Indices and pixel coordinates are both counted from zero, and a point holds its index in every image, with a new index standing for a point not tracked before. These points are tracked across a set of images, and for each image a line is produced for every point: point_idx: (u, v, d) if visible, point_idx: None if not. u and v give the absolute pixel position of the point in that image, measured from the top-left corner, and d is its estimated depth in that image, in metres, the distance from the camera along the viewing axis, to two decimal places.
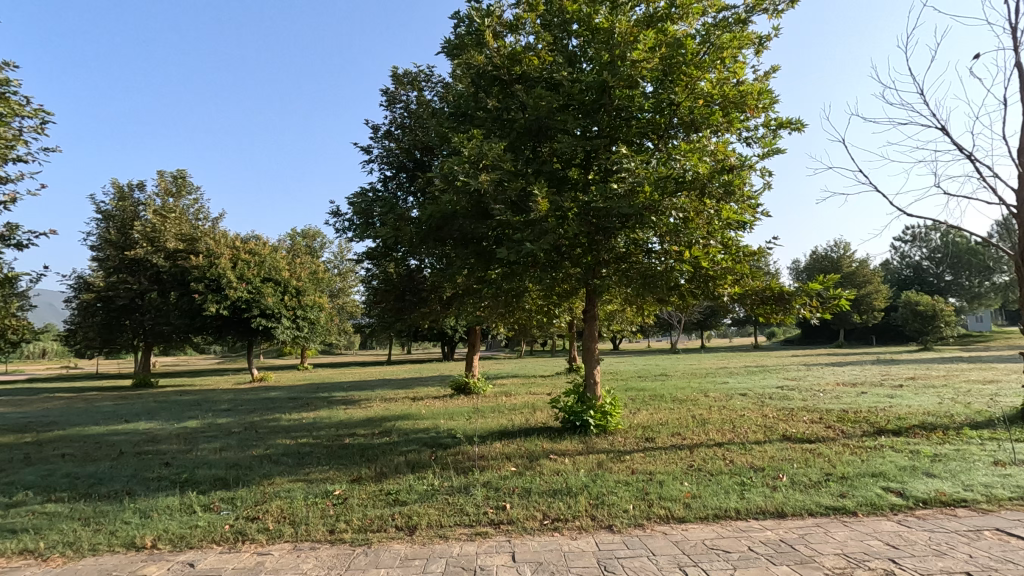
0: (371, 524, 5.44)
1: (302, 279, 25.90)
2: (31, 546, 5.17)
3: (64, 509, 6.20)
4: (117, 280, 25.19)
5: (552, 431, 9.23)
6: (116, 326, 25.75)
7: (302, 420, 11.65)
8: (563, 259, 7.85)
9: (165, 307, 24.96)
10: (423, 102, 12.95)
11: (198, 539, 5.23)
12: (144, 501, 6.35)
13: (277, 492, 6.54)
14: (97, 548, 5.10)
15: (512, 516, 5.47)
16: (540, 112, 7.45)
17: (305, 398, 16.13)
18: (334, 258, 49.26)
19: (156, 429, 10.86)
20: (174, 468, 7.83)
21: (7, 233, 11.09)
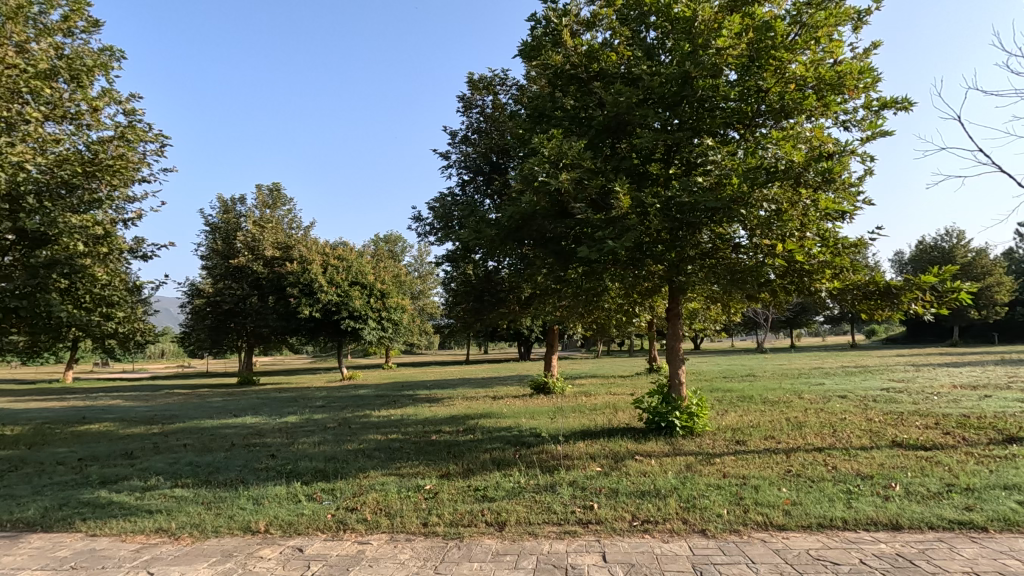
0: (462, 519, 5.60)
1: (386, 282, 27.06)
2: (165, 525, 5.77)
3: (189, 494, 6.86)
4: (224, 286, 27.53)
5: (636, 432, 9.06)
6: (223, 328, 28.05)
7: (390, 416, 12.17)
8: (645, 257, 7.69)
9: (264, 311, 26.93)
10: (499, 106, 13.17)
11: (305, 526, 5.61)
12: (256, 489, 6.90)
13: (372, 485, 6.88)
14: (219, 530, 5.60)
15: (600, 516, 5.43)
16: (619, 108, 7.31)
17: (391, 395, 16.88)
18: (414, 261, 51.09)
19: (262, 423, 11.79)
20: (280, 459, 8.44)
21: (135, 246, 12.45)
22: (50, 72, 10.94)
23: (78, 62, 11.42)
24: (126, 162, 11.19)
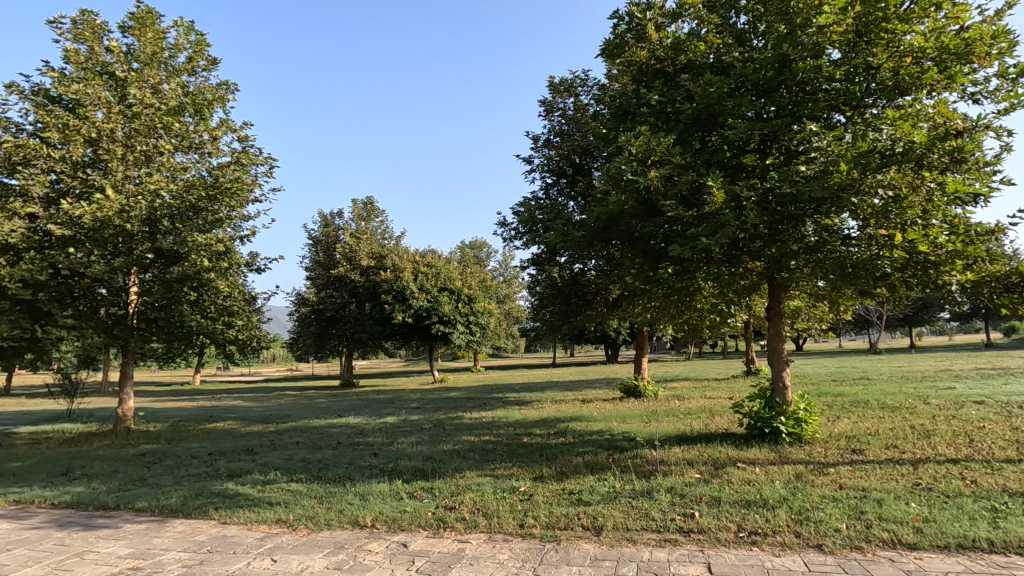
0: (558, 522, 5.59)
1: (473, 287, 27.73)
2: (284, 517, 6.26)
3: (303, 488, 7.40)
4: (326, 295, 29.54)
5: (737, 438, 8.61)
6: (326, 334, 30.06)
7: (482, 418, 12.43)
8: (742, 253, 7.30)
9: (362, 317, 28.56)
10: (581, 107, 13.11)
11: (408, 523, 5.86)
12: (362, 486, 7.31)
13: (469, 484, 7.06)
14: (331, 523, 5.99)
15: (703, 525, 5.21)
16: (709, 100, 6.95)
17: (482, 398, 17.26)
18: (499, 265, 51.91)
19: (363, 423, 12.49)
20: (382, 458, 8.89)
21: (251, 261, 13.68)
22: (178, 108, 12.37)
23: (201, 97, 12.78)
24: (242, 184, 12.33)
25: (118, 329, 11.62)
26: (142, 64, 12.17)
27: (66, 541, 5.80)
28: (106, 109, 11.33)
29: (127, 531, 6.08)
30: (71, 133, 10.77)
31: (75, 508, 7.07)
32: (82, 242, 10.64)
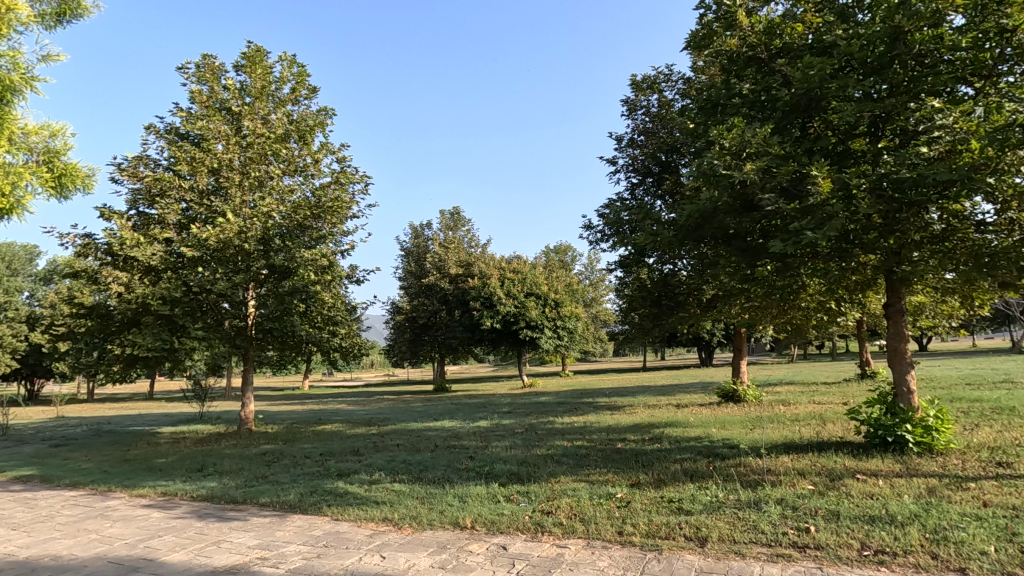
0: (659, 531, 5.43)
1: (559, 291, 27.74)
2: (389, 516, 6.58)
3: (406, 489, 7.74)
4: (418, 303, 30.81)
5: (854, 447, 7.90)
6: (419, 341, 31.33)
7: (574, 423, 12.37)
8: (853, 246, 6.72)
9: (452, 324, 29.52)
10: (666, 103, 12.75)
11: (506, 526, 5.95)
12: (460, 488, 7.53)
13: (564, 490, 7.05)
14: (433, 523, 6.22)
15: (820, 541, 4.83)
16: (811, 83, 6.45)
17: (573, 403, 17.19)
18: (585, 269, 51.46)
19: (458, 427, 12.85)
20: (478, 461, 9.10)
21: (351, 273, 14.57)
22: (284, 135, 13.52)
23: (303, 124, 13.89)
24: (341, 202, 13.25)
25: (240, 340, 12.81)
26: (254, 98, 13.45)
27: (204, 531, 6.46)
28: (225, 141, 12.60)
29: (254, 524, 6.68)
30: (197, 165, 12.09)
31: (211, 501, 7.87)
32: (209, 262, 11.86)
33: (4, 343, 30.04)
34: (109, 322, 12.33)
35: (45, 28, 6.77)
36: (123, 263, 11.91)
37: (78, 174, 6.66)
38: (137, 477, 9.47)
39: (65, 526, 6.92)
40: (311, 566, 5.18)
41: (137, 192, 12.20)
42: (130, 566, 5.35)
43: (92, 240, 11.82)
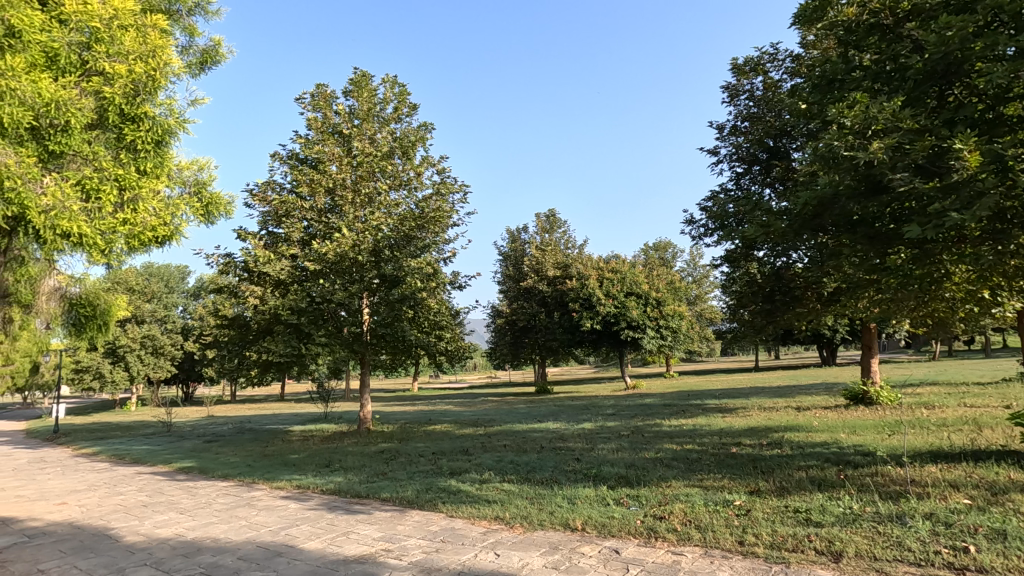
0: (785, 542, 5.07)
1: (661, 290, 26.90)
2: (501, 514, 6.74)
3: (516, 489, 7.89)
4: (518, 306, 31.31)
5: (1022, 457, 6.85)
6: (520, 343, 31.79)
7: (683, 426, 11.91)
8: (1011, 226, 5.85)
9: (552, 326, 29.68)
10: (772, 85, 11.94)
11: (618, 529, 5.86)
12: (569, 490, 7.53)
13: (677, 495, 6.80)
14: (544, 523, 6.29)
15: (982, 563, 4.25)
16: (950, 46, 5.72)
17: (680, 404, 16.57)
18: (687, 265, 49.29)
19: (563, 429, 12.87)
20: (585, 463, 9.06)
21: (453, 279, 15.14)
22: (389, 153, 14.39)
23: (406, 140, 14.72)
24: (442, 212, 13.86)
25: (357, 345, 13.70)
26: (361, 120, 14.48)
27: (335, 522, 7.02)
28: (338, 162, 13.67)
29: (377, 517, 7.16)
30: (316, 186, 13.25)
31: (339, 494, 8.55)
32: (328, 274, 12.88)
33: (166, 352, 34.68)
34: (248, 331, 13.81)
35: (192, 77, 7.79)
36: (257, 278, 13.30)
37: (221, 202, 7.56)
38: (275, 471, 10.50)
39: (220, 512, 7.85)
40: (431, 560, 5.44)
41: (267, 214, 13.58)
42: (275, 551, 5.95)
43: (231, 259, 13.32)
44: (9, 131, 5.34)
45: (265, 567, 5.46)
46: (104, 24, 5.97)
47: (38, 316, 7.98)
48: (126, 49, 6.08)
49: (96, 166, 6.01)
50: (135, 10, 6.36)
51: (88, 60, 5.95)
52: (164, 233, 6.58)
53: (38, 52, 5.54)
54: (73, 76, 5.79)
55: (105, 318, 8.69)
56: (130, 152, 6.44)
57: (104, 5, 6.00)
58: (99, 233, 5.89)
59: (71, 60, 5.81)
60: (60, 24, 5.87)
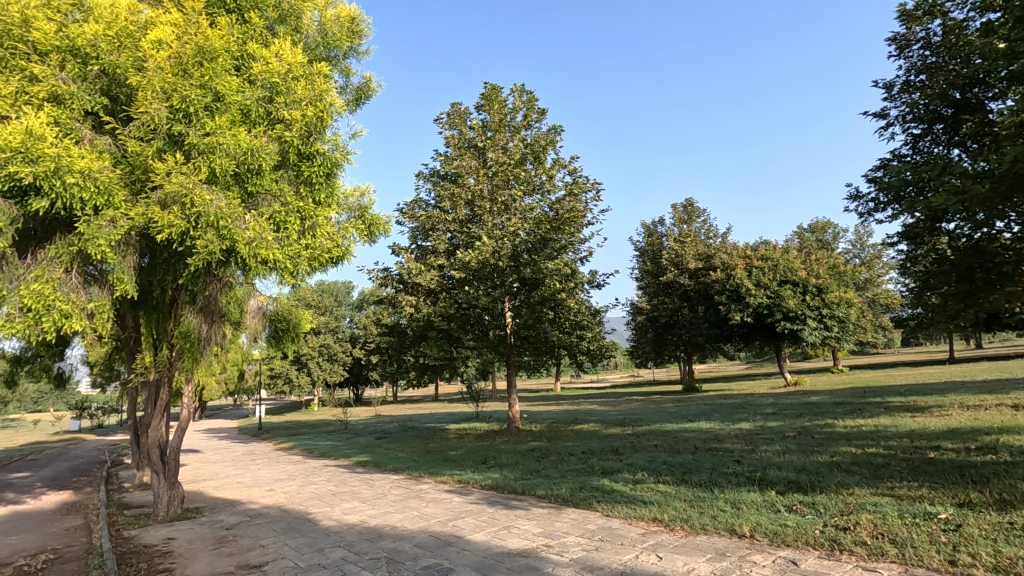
0: (1014, 567, 4.26)
1: (822, 276, 24.28)
2: (659, 516, 6.56)
3: (672, 490, 7.63)
4: (659, 302, 30.24)
5: None
6: (663, 340, 30.61)
7: (861, 427, 10.61)
8: None
9: (697, 320, 28.22)
10: (955, 26, 10.15)
11: (793, 538, 5.39)
12: (732, 493, 7.09)
13: (862, 504, 6.06)
14: (707, 527, 6.00)
15: None
16: None
17: (856, 403, 14.78)
18: (853, 246, 43.60)
19: (717, 429, 12.18)
20: (747, 466, 8.46)
21: (591, 278, 15.12)
22: (522, 159, 14.84)
23: (537, 145, 15.01)
24: (577, 212, 13.91)
25: (503, 347, 14.18)
26: (494, 131, 15.12)
27: (496, 516, 7.38)
28: (476, 174, 14.40)
29: (535, 513, 7.38)
30: (457, 200, 14.08)
31: (497, 490, 8.96)
32: (472, 281, 13.58)
33: (338, 359, 39.16)
34: (405, 338, 15.08)
35: (351, 113, 8.72)
36: (411, 289, 14.45)
37: (380, 222, 8.41)
38: (438, 466, 11.32)
39: (395, 502, 8.67)
40: (592, 558, 5.47)
41: (416, 229, 14.73)
42: (445, 540, 6.42)
43: (388, 273, 14.64)
44: (219, 179, 6.39)
45: (438, 555, 5.91)
46: (282, 77, 6.89)
47: (246, 332, 9.54)
48: (299, 97, 6.97)
49: (282, 201, 7.01)
50: (304, 61, 7.24)
51: (272, 110, 6.91)
52: (337, 254, 7.50)
53: (236, 110, 6.54)
54: (261, 127, 6.79)
55: (296, 331, 10.12)
56: (308, 185, 7.44)
57: (281, 61, 6.89)
58: (288, 258, 6.86)
59: (259, 112, 6.79)
60: (249, 82, 6.87)
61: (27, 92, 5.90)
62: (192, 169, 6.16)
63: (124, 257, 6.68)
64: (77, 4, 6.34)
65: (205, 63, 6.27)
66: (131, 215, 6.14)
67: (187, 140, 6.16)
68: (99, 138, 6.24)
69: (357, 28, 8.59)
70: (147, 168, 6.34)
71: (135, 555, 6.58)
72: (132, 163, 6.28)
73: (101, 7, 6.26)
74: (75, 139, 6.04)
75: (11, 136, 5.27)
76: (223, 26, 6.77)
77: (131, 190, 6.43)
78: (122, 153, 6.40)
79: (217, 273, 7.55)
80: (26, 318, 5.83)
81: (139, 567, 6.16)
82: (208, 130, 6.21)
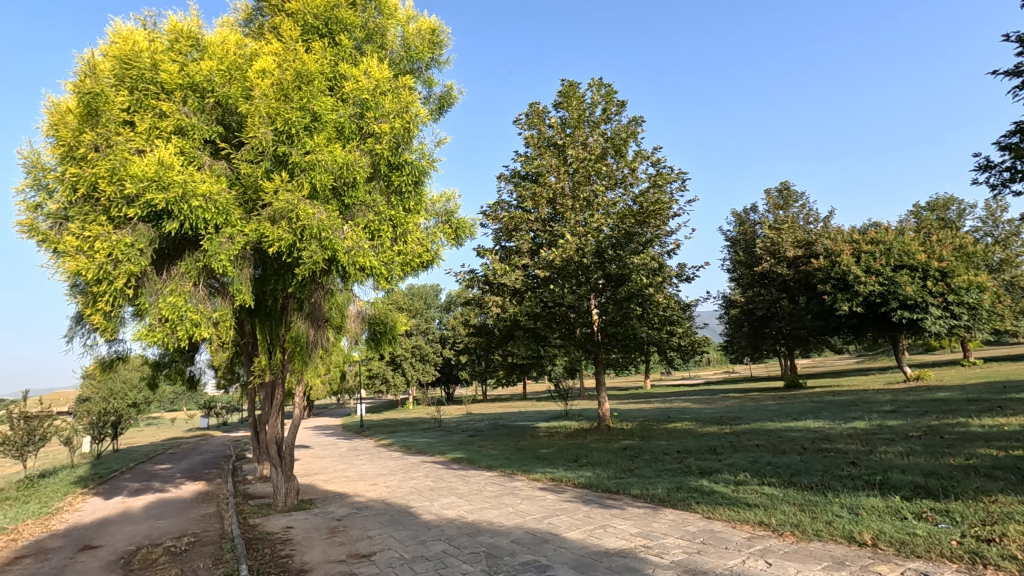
0: None
1: (946, 258, 21.79)
2: (766, 520, 6.20)
3: (779, 493, 7.19)
4: (754, 293, 28.62)
5: None
6: (760, 334, 28.87)
7: (1002, 426, 9.40)
8: None
9: (797, 312, 26.36)
10: None
11: (924, 549, 4.89)
12: (848, 498, 6.55)
13: (1008, 513, 5.37)
14: (821, 533, 5.59)
15: None
16: None
17: (995, 399, 13.10)
18: (983, 222, 38.75)
19: (827, 428, 11.30)
20: (864, 468, 7.78)
21: (680, 271, 14.59)
22: (602, 154, 14.66)
23: (617, 139, 14.80)
24: (662, 204, 13.51)
25: (590, 345, 14.04)
26: (573, 128, 15.02)
27: (591, 515, 7.33)
28: (556, 172, 14.41)
29: (631, 513, 7.24)
30: (539, 199, 14.11)
31: (590, 488, 8.90)
32: (557, 279, 13.58)
33: (430, 359, 40.65)
34: (493, 337, 15.36)
35: (435, 121, 9.04)
36: (497, 289, 14.68)
37: (466, 225, 8.65)
38: (531, 464, 11.43)
39: (491, 499, 8.87)
40: (694, 561, 5.27)
41: (499, 231, 14.98)
42: (542, 537, 6.48)
43: (474, 275, 15.00)
44: (320, 194, 6.86)
45: (536, 551, 5.97)
46: (371, 93, 7.24)
47: (347, 336, 10.19)
48: (387, 111, 7.32)
49: (375, 211, 7.38)
50: (390, 75, 7.59)
51: (363, 126, 7.31)
52: (427, 258, 7.85)
53: (331, 128, 6.98)
54: (354, 142, 7.20)
55: (392, 334, 10.66)
56: (398, 195, 7.81)
57: (370, 78, 7.27)
58: (383, 264, 7.24)
59: (352, 128, 7.21)
60: (342, 101, 7.30)
61: (158, 127, 6.65)
62: (296, 186, 6.66)
63: (241, 270, 7.34)
64: (194, 44, 7.04)
65: (303, 87, 6.77)
66: (245, 231, 6.75)
67: (291, 160, 6.67)
68: (217, 163, 6.90)
69: (436, 39, 8.90)
70: (257, 188, 6.91)
71: (261, 541, 7.23)
72: (245, 184, 6.88)
73: (214, 45, 6.93)
74: (197, 165, 6.73)
75: (147, 167, 5.99)
76: (317, 51, 7.27)
77: (244, 209, 7.05)
78: (236, 175, 7.04)
79: (320, 281, 8.11)
80: (164, 327, 6.57)
81: (264, 552, 6.75)
82: (308, 149, 6.69)
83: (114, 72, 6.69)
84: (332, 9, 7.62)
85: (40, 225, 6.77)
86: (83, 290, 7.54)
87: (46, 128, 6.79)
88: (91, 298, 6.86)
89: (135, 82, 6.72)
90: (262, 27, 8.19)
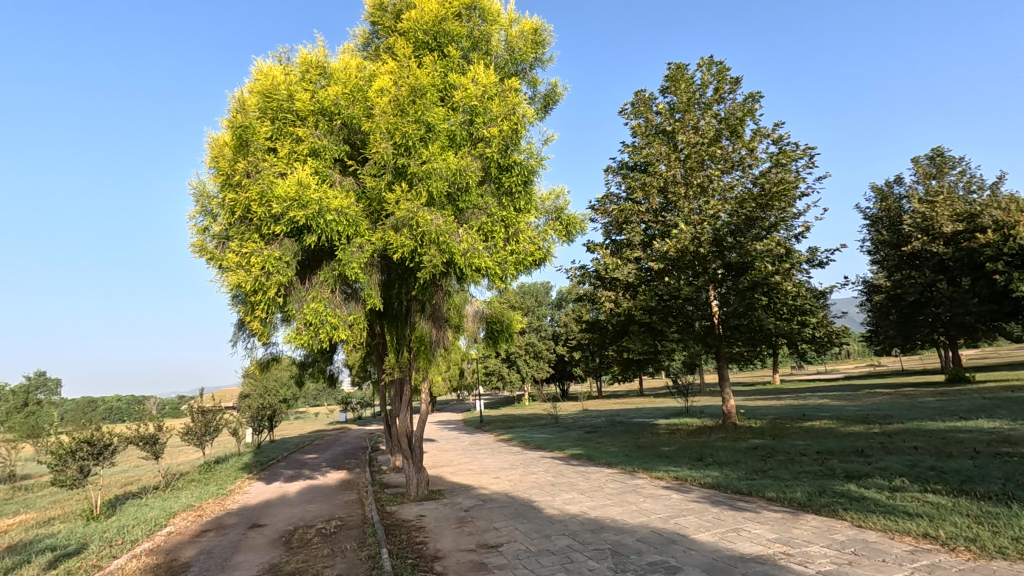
0: None
1: None
2: (932, 532, 5.48)
3: (948, 502, 6.31)
4: (902, 276, 25.43)
5: None
6: (913, 322, 25.59)
7: None
8: None
9: (959, 295, 22.84)
10: None
11: None
12: None
13: None
14: (1005, 551, 4.82)
15: None
16: None
17: None
18: None
19: (1006, 429, 9.70)
20: None
21: (811, 256, 13.38)
22: (716, 137, 13.88)
23: (733, 119, 13.94)
24: (787, 184, 12.49)
25: (710, 339, 13.25)
26: (682, 112, 14.37)
27: (722, 517, 6.96)
28: (667, 160, 13.88)
29: (767, 517, 6.77)
30: (649, 188, 13.65)
31: (718, 489, 8.46)
32: (672, 271, 13.07)
33: (544, 356, 41.03)
34: (607, 333, 15.17)
35: (541, 120, 9.12)
36: (609, 284, 14.46)
37: (577, 221, 8.62)
38: (653, 462, 11.11)
39: (613, 496, 8.77)
40: (844, 572, 4.81)
41: (609, 224, 14.76)
42: (669, 538, 6.27)
43: (585, 270, 14.92)
44: (436, 201, 7.21)
45: (663, 552, 5.79)
46: (479, 99, 7.41)
47: (466, 335, 10.66)
48: (495, 115, 7.48)
49: (488, 213, 7.63)
50: (496, 80, 7.75)
51: (473, 131, 7.53)
52: (538, 256, 8.01)
53: (444, 137, 7.29)
54: (465, 148, 7.46)
55: (508, 332, 10.96)
56: (508, 196, 7.99)
57: (477, 85, 7.45)
58: (497, 264, 7.46)
59: (462, 135, 7.45)
60: (453, 110, 7.59)
61: (296, 151, 7.40)
62: (415, 195, 7.05)
63: (370, 276, 7.95)
64: (322, 72, 7.67)
65: (417, 101, 7.17)
66: (373, 240, 7.31)
67: (409, 170, 7.07)
68: (346, 179, 7.53)
69: (539, 38, 8.95)
70: (381, 200, 7.43)
71: (398, 528, 7.78)
72: (370, 196, 7.43)
73: (339, 71, 7.56)
74: (329, 183, 7.39)
75: (289, 188, 6.67)
76: (429, 65, 7.66)
77: (370, 220, 7.63)
78: (362, 190, 7.62)
79: (439, 282, 8.55)
80: (309, 330, 7.27)
81: (401, 538, 7.25)
82: (424, 159, 7.04)
83: (259, 106, 7.50)
84: (440, 23, 7.98)
85: (208, 246, 7.88)
86: (243, 300, 8.63)
87: (209, 161, 7.84)
88: (251, 306, 7.80)
89: (275, 112, 7.50)
90: (379, 49, 8.81)
